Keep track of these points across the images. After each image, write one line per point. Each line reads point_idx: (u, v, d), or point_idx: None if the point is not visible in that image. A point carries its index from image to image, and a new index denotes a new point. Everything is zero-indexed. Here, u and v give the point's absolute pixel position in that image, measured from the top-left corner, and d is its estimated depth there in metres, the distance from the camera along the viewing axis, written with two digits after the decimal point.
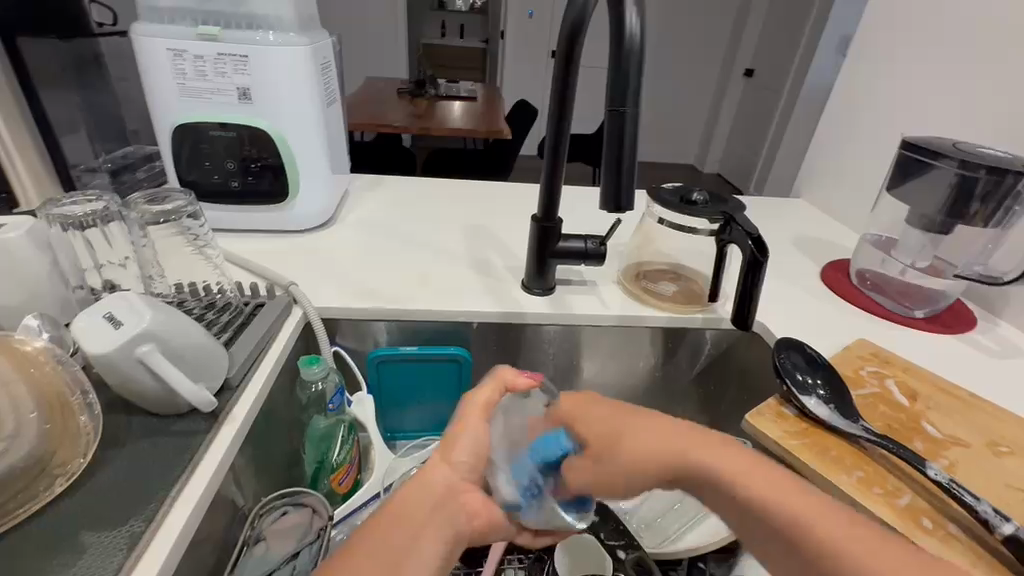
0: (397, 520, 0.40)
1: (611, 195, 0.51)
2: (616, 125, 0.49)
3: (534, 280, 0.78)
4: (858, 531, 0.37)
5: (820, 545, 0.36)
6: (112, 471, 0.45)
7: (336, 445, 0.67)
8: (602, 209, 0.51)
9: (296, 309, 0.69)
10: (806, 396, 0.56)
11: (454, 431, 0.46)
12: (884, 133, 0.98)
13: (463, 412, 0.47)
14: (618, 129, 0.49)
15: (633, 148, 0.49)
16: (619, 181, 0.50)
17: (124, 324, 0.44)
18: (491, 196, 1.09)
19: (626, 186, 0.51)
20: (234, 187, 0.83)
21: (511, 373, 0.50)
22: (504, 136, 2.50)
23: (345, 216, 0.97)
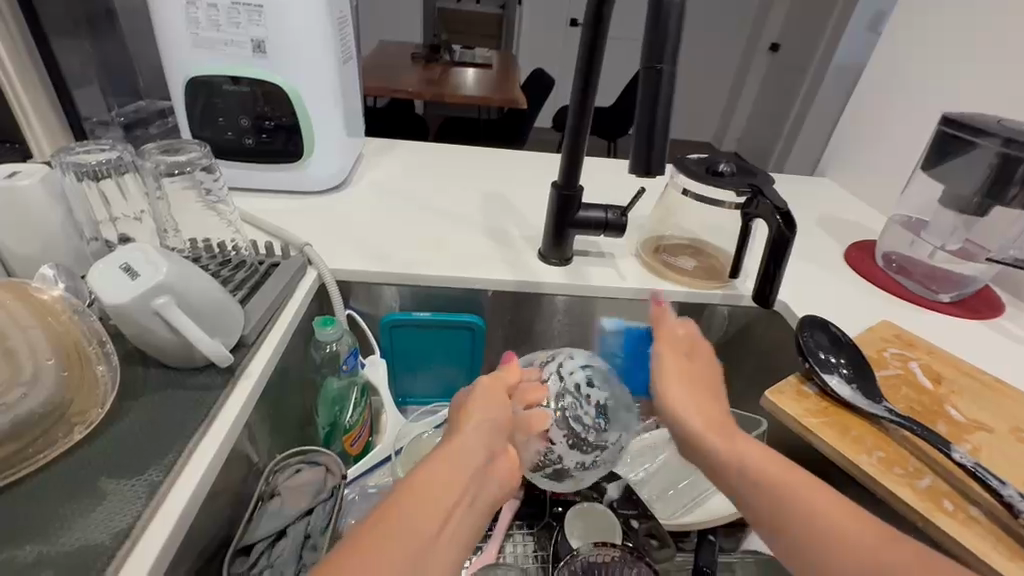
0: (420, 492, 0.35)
1: (641, 161, 0.49)
2: (649, 88, 0.47)
3: (551, 250, 0.76)
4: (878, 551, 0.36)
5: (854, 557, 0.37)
6: (129, 422, 0.45)
7: (349, 407, 0.68)
8: (631, 174, 0.49)
9: (311, 270, 0.69)
10: (828, 374, 0.55)
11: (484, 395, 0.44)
12: (920, 110, 0.94)
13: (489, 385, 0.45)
14: (651, 92, 0.47)
15: (665, 112, 0.47)
16: (650, 147, 0.48)
17: (140, 277, 0.44)
18: (507, 164, 1.06)
19: (657, 152, 0.49)
20: (248, 144, 0.82)
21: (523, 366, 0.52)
22: (519, 105, 2.44)
23: (360, 179, 0.95)
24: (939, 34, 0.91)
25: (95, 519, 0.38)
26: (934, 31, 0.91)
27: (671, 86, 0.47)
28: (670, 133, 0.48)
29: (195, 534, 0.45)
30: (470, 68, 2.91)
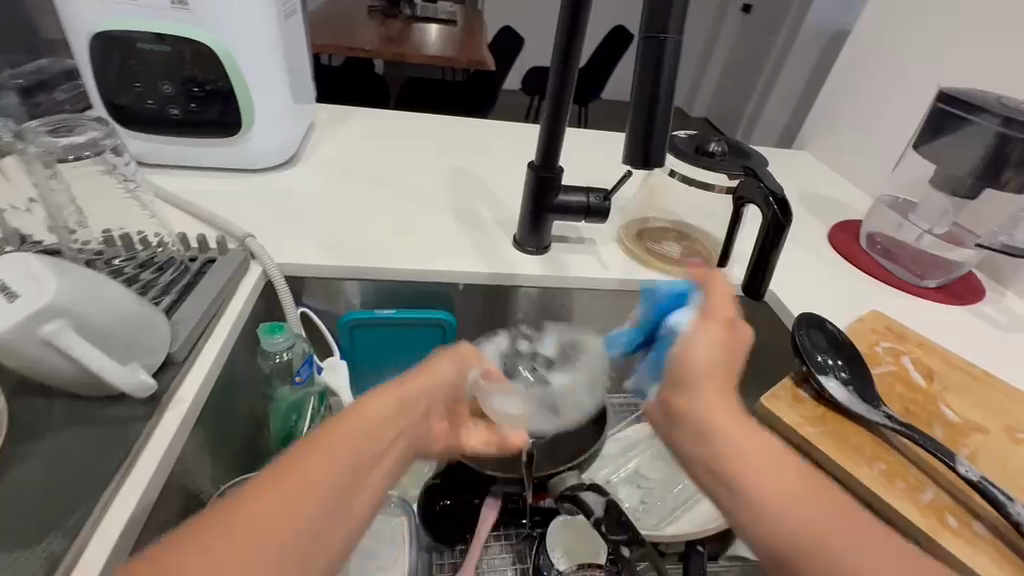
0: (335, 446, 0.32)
1: (637, 154, 0.47)
2: (647, 69, 0.45)
3: (528, 237, 0.69)
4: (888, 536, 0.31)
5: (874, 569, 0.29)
6: (22, 470, 0.37)
7: (306, 417, 0.61)
8: (625, 165, 0.47)
9: (254, 266, 0.60)
10: (825, 377, 0.52)
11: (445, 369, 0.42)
12: (907, 82, 0.89)
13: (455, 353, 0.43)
14: (652, 74, 0.45)
15: (666, 100, 0.45)
16: (649, 137, 0.46)
17: (22, 297, 0.35)
18: (474, 135, 0.97)
19: (656, 141, 0.47)
20: (173, 115, 0.70)
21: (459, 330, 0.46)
22: (487, 67, 2.30)
23: (309, 154, 0.84)
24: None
25: None
26: None
27: (672, 68, 0.45)
28: (670, 119, 0.46)
29: None
30: (432, 25, 2.71)
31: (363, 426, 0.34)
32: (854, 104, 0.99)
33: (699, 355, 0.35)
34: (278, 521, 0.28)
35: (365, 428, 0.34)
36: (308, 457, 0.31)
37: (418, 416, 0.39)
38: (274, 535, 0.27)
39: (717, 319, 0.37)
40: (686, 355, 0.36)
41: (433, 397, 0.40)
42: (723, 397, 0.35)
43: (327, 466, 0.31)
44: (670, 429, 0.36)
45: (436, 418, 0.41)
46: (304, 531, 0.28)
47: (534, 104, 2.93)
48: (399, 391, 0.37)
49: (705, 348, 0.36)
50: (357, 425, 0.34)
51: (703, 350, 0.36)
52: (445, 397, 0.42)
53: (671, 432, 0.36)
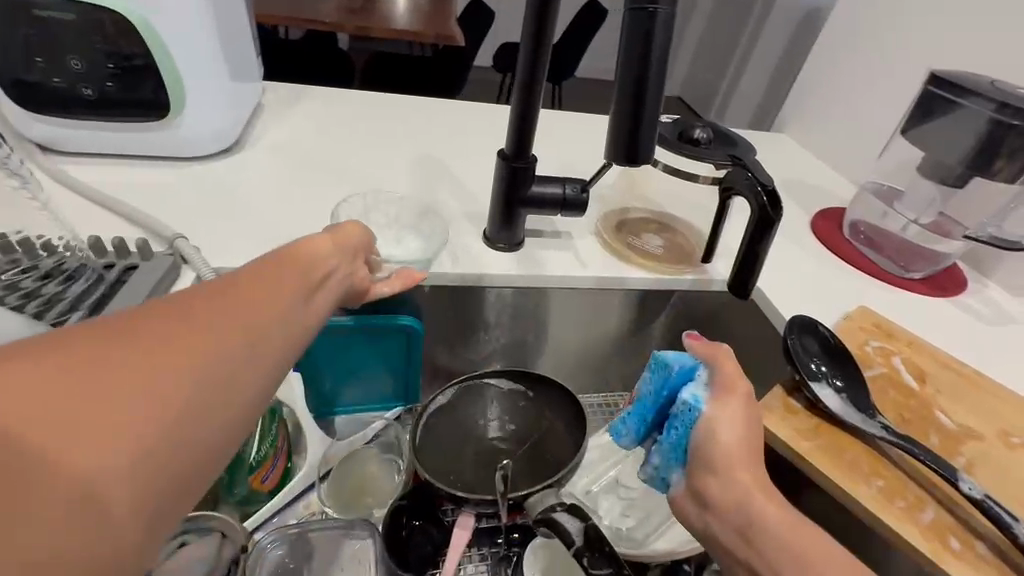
0: (202, 307, 0.28)
1: (622, 149, 0.45)
2: (634, 54, 0.42)
3: (499, 233, 0.63)
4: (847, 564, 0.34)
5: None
6: None
7: (254, 440, 0.54)
8: (615, 162, 0.45)
9: (186, 271, 0.52)
10: (819, 386, 0.48)
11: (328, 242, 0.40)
12: (891, 64, 0.86)
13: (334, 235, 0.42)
14: (638, 63, 0.42)
15: (654, 91, 0.43)
16: (636, 131, 0.44)
17: None
18: (439, 117, 0.89)
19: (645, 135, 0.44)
20: (87, 96, 0.61)
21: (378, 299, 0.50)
22: (456, 42, 2.18)
23: (254, 139, 0.76)
24: None
25: None
26: None
27: (662, 55, 0.42)
28: (660, 110, 0.44)
29: None
30: None
31: (238, 294, 0.29)
32: (836, 86, 0.95)
33: (722, 437, 0.40)
34: (135, 375, 0.24)
35: (241, 292, 0.30)
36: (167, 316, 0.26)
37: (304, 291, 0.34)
38: (146, 387, 0.24)
39: (727, 399, 0.42)
40: (714, 438, 0.40)
41: (320, 272, 0.36)
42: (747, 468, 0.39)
43: (197, 324, 0.27)
44: (700, 511, 0.39)
45: (337, 290, 0.38)
46: (172, 383, 0.24)
47: (506, 82, 2.83)
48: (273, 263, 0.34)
49: (722, 423, 0.41)
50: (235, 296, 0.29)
51: (726, 431, 0.40)
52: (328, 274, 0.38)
53: (700, 516, 0.39)
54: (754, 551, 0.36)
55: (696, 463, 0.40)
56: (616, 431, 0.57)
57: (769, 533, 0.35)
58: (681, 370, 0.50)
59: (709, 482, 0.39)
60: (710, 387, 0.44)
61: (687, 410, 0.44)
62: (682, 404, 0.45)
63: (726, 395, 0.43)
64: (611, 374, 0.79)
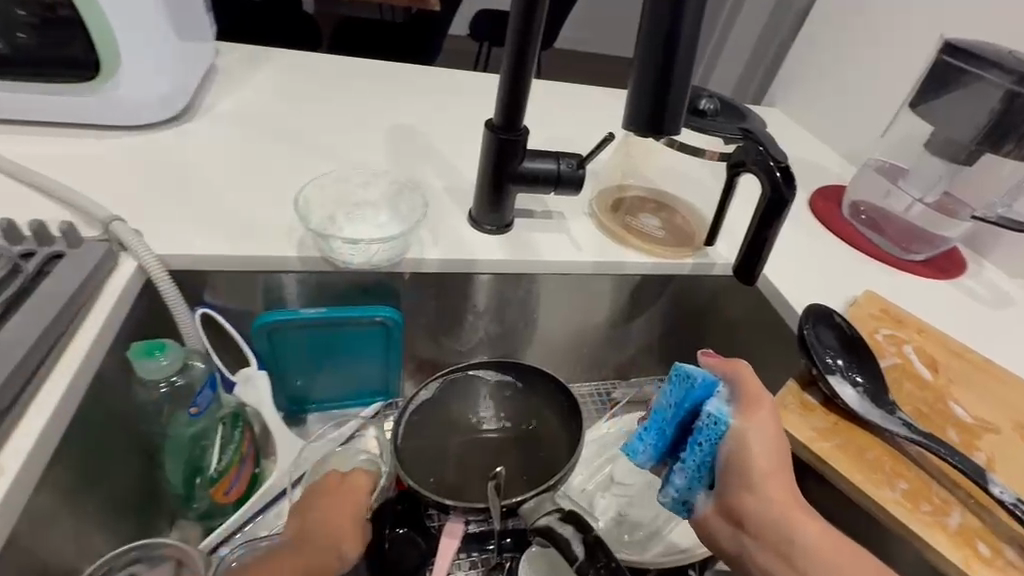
0: None
1: (644, 120, 0.39)
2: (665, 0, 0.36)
3: (487, 214, 0.58)
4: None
5: None
6: None
7: (214, 449, 0.49)
8: (636, 131, 0.39)
9: (125, 259, 0.45)
10: (837, 381, 0.45)
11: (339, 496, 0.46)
12: (897, 32, 0.81)
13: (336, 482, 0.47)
14: (669, 20, 0.36)
15: (686, 51, 0.37)
16: (662, 100, 0.39)
17: None
18: (415, 85, 0.81)
19: (671, 103, 0.39)
20: (1, 51, 0.52)
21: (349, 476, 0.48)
22: (432, 7, 2.06)
23: (205, 106, 0.67)
24: None
25: None
26: None
27: (698, 7, 0.36)
28: (692, 70, 0.38)
29: None
30: None
31: None
32: (837, 58, 0.90)
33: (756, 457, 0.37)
34: None
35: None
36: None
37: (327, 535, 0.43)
38: None
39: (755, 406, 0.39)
40: (750, 455, 0.38)
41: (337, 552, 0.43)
42: (783, 487, 0.37)
43: None
44: (733, 529, 0.38)
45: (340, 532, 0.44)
46: None
47: (484, 52, 2.70)
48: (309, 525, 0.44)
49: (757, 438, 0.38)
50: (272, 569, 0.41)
51: (759, 444, 0.38)
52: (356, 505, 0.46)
53: (734, 539, 0.38)
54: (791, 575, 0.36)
55: (726, 479, 0.38)
56: (629, 452, 0.41)
57: (809, 552, 0.35)
58: (704, 377, 0.40)
59: (750, 507, 0.37)
60: (730, 401, 0.40)
61: (715, 425, 0.38)
62: (709, 418, 0.39)
63: (745, 409, 0.39)
64: (602, 363, 0.75)
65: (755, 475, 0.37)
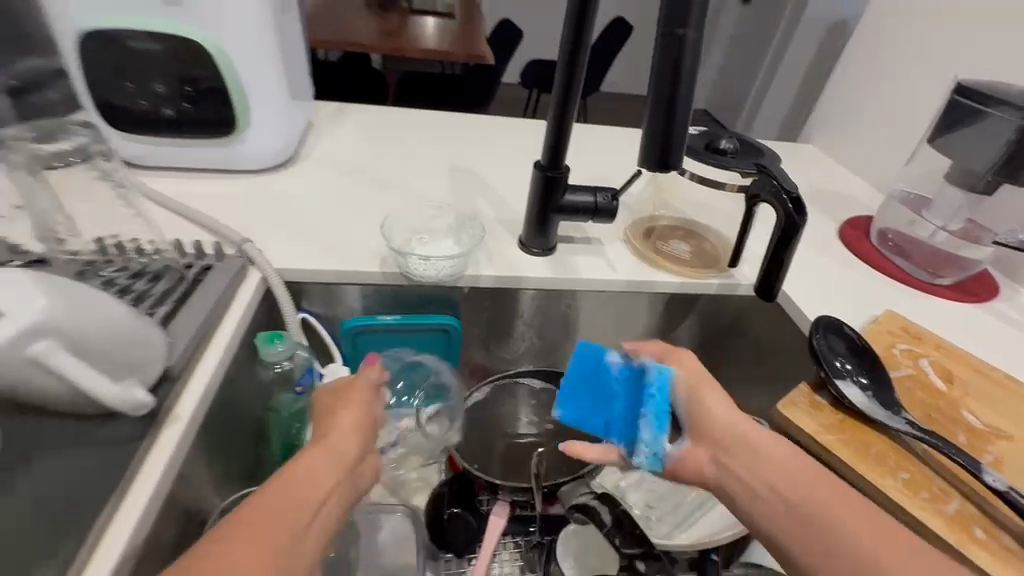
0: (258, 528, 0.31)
1: (655, 157, 0.45)
2: (666, 71, 0.42)
3: (534, 239, 0.67)
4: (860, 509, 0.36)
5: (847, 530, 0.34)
6: (19, 491, 0.35)
7: (309, 424, 0.60)
8: (646, 170, 0.45)
9: (252, 272, 0.58)
10: (844, 383, 0.50)
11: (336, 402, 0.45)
12: (919, 73, 0.86)
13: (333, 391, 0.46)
14: (670, 76, 0.42)
15: (685, 107, 0.43)
16: (667, 143, 0.44)
17: (8, 315, 0.32)
18: (473, 133, 0.94)
19: (675, 146, 0.44)
20: (167, 115, 0.68)
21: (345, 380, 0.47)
22: (485, 60, 2.27)
23: (306, 154, 0.82)
24: None
25: None
26: None
27: (692, 74, 0.42)
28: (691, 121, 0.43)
29: None
30: (430, 18, 2.66)
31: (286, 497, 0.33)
32: (864, 98, 0.96)
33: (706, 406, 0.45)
34: None
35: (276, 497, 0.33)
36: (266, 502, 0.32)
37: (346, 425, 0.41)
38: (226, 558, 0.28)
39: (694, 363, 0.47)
40: (697, 398, 0.45)
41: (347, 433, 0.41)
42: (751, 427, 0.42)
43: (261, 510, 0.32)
44: (712, 458, 0.42)
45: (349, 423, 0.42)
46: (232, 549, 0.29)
47: (534, 98, 2.89)
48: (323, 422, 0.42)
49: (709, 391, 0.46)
50: (308, 461, 0.37)
51: (713, 396, 0.45)
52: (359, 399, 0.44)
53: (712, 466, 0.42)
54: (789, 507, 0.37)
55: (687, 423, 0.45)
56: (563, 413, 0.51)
57: (774, 468, 0.39)
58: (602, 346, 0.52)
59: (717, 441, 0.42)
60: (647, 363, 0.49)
61: (660, 374, 0.47)
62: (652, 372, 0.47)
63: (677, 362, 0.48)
64: None
65: (715, 415, 0.44)
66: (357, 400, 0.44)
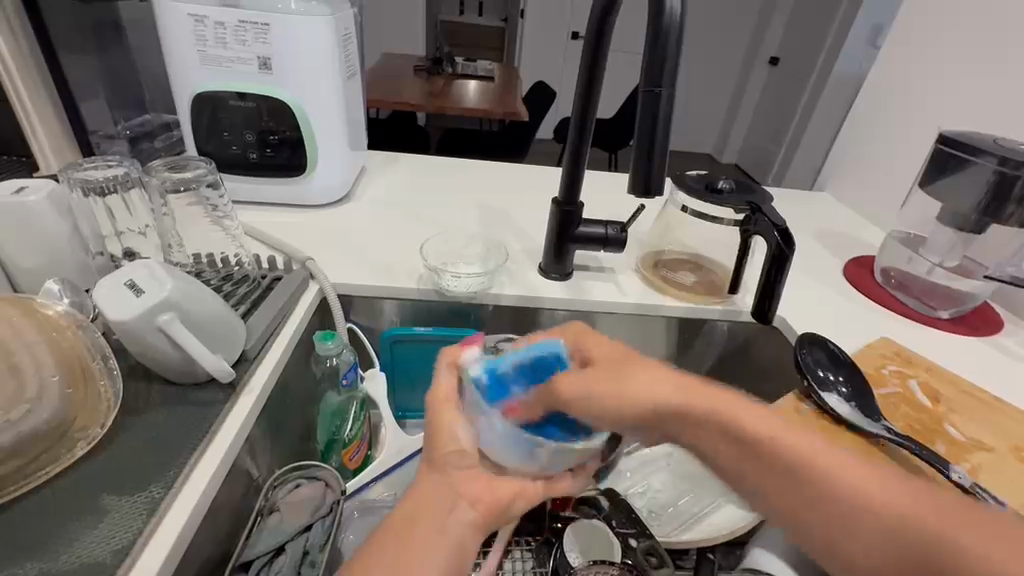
0: (392, 535, 0.36)
1: (641, 182, 0.52)
2: (647, 123, 0.50)
3: (552, 265, 0.77)
4: (830, 452, 0.36)
5: (831, 484, 0.34)
6: (134, 434, 0.44)
7: (348, 421, 0.66)
8: (632, 193, 0.53)
9: (313, 285, 0.69)
10: (827, 392, 0.56)
11: (433, 421, 0.42)
12: (916, 125, 0.93)
13: (429, 402, 0.43)
14: (651, 123, 0.50)
15: (664, 148, 0.51)
16: (650, 169, 0.52)
17: (145, 292, 0.44)
18: (504, 178, 1.07)
19: (657, 173, 0.52)
20: (252, 158, 0.82)
21: (457, 349, 0.46)
22: (520, 117, 2.47)
23: (360, 194, 0.95)
24: (937, 49, 0.90)
25: (96, 535, 0.37)
26: (933, 45, 0.91)
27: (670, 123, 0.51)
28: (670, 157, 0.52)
29: (193, 553, 0.44)
30: (471, 81, 2.92)
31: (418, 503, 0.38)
32: (867, 149, 1.03)
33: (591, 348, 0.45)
34: None
35: (405, 526, 0.37)
36: (385, 553, 0.36)
37: (469, 490, 0.39)
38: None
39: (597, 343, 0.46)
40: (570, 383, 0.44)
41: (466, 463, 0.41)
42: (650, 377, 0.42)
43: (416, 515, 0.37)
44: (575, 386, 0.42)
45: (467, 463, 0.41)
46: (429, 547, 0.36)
47: None
48: (435, 467, 0.40)
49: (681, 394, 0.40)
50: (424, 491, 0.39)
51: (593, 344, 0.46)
52: (464, 452, 0.41)
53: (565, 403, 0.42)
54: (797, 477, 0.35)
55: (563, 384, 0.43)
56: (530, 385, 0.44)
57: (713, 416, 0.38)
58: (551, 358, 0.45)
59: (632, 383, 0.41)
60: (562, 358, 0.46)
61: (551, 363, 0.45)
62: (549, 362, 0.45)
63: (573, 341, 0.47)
64: None
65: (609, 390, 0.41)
66: (474, 465, 0.41)
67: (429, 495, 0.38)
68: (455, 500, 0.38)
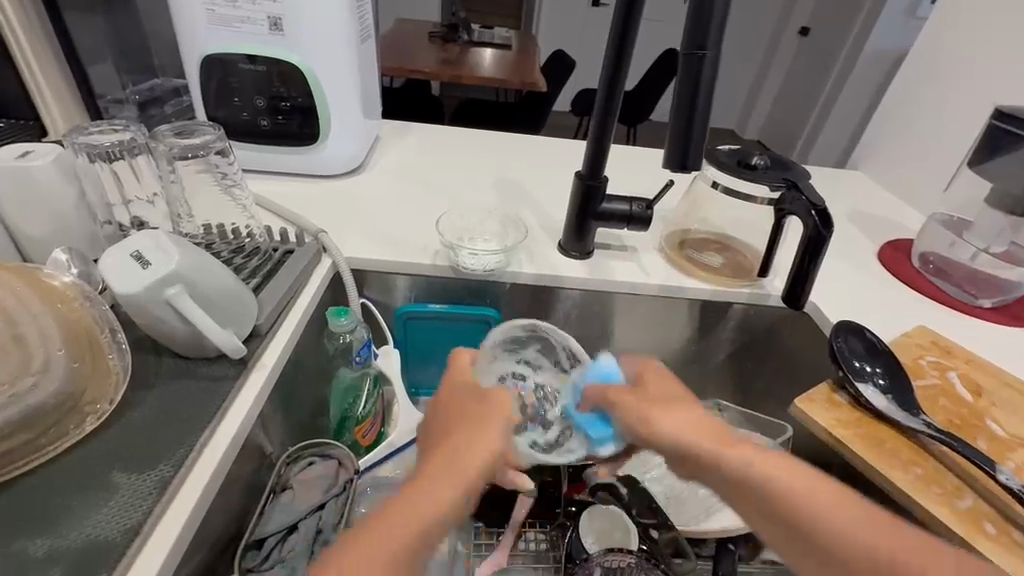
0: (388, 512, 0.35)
1: (676, 155, 0.49)
2: (686, 91, 0.46)
3: (573, 243, 0.73)
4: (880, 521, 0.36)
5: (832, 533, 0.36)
6: (143, 410, 0.43)
7: (361, 398, 0.65)
8: (667, 169, 0.49)
9: (325, 257, 0.67)
10: (863, 383, 0.53)
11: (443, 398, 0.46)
12: (965, 101, 0.87)
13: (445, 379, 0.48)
14: (691, 90, 0.46)
15: (703, 119, 0.47)
16: (686, 141, 0.48)
17: (152, 264, 0.42)
18: (522, 150, 1.02)
19: (694, 145, 0.48)
20: (263, 126, 0.80)
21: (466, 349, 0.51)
22: (537, 87, 2.39)
23: (373, 164, 0.92)
24: (994, 18, 0.83)
25: (107, 512, 0.36)
26: (989, 13, 0.84)
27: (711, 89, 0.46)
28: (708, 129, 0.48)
29: (206, 529, 0.44)
30: (487, 49, 2.83)
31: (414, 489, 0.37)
32: (910, 124, 0.97)
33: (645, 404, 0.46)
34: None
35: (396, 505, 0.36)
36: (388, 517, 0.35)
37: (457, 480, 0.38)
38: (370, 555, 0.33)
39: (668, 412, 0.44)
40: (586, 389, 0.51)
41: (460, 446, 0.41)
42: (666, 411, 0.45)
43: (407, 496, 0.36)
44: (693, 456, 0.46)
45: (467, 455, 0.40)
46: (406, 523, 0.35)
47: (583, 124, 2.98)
48: (448, 444, 0.41)
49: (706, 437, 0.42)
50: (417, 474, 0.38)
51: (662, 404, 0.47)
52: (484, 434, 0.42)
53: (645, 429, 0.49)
54: (800, 534, 0.37)
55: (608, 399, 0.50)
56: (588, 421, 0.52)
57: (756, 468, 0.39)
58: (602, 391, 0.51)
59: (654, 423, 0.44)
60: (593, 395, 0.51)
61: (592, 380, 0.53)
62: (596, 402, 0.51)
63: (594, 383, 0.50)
64: None
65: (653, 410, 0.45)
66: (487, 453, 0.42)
67: (432, 477, 0.38)
68: (453, 479, 0.38)
